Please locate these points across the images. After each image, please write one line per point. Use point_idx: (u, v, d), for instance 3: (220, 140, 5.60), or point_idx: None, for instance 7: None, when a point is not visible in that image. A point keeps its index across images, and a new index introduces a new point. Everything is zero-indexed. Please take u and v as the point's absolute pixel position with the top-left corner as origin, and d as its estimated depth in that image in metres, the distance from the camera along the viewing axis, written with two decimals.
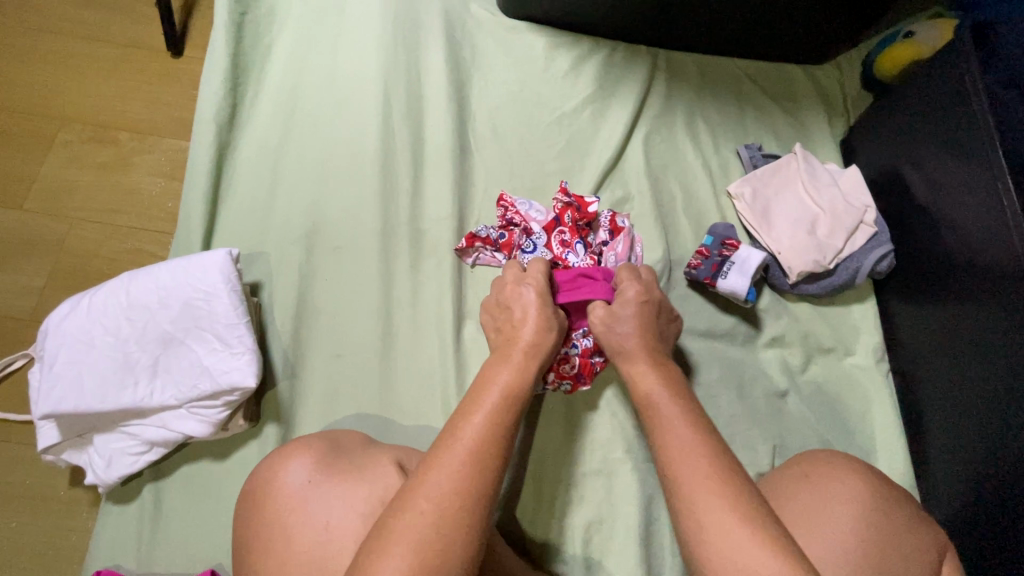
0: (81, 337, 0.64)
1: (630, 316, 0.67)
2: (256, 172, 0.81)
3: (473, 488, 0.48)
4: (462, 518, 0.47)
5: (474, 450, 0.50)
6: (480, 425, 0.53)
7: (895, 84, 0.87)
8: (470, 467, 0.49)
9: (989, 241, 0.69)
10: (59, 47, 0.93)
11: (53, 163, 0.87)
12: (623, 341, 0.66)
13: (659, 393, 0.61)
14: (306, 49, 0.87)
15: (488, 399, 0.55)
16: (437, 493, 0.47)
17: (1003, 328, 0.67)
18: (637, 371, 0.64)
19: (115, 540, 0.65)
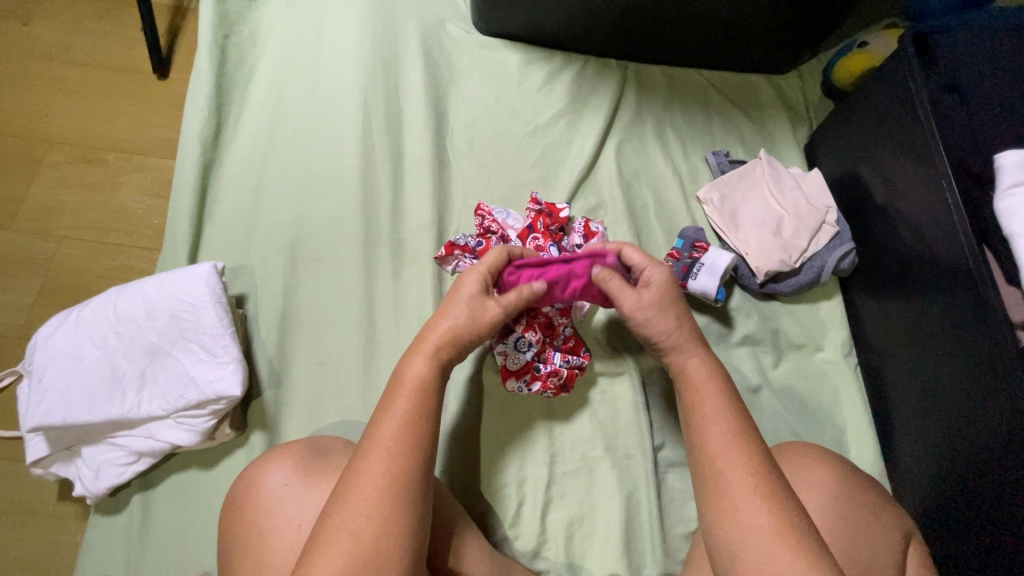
0: (69, 351, 0.66)
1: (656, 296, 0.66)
2: (241, 188, 0.84)
3: (392, 491, 0.49)
4: (387, 520, 0.48)
5: (390, 453, 0.51)
6: (394, 425, 0.53)
7: (852, 91, 0.91)
8: (387, 469, 0.50)
9: (938, 238, 0.73)
10: (47, 72, 0.96)
11: (42, 184, 0.89)
12: (658, 324, 0.65)
13: (698, 378, 0.63)
14: (288, 69, 0.90)
15: (403, 399, 0.55)
16: (358, 502, 0.49)
17: (955, 322, 0.70)
18: (676, 356, 0.65)
19: (104, 551, 0.66)
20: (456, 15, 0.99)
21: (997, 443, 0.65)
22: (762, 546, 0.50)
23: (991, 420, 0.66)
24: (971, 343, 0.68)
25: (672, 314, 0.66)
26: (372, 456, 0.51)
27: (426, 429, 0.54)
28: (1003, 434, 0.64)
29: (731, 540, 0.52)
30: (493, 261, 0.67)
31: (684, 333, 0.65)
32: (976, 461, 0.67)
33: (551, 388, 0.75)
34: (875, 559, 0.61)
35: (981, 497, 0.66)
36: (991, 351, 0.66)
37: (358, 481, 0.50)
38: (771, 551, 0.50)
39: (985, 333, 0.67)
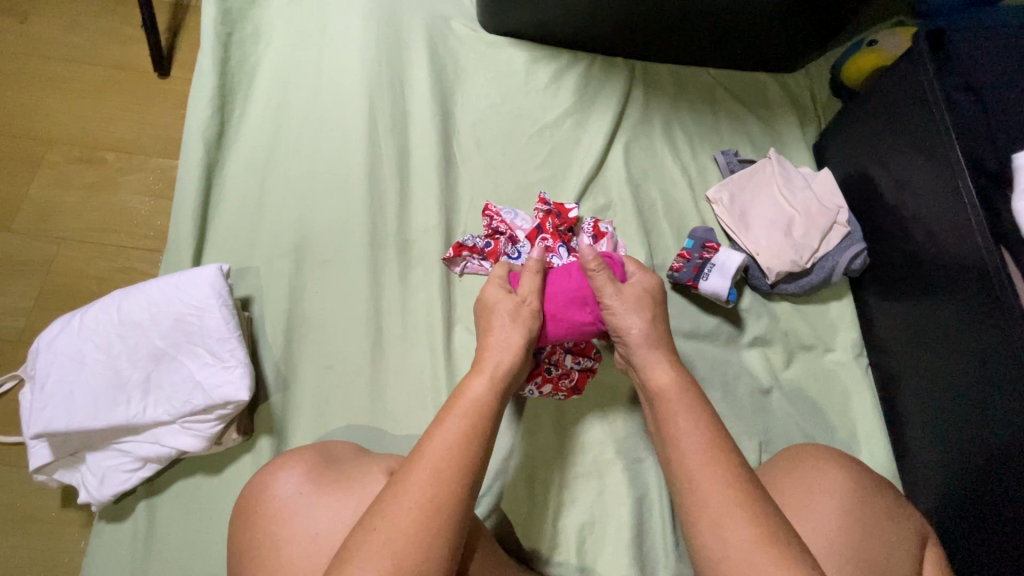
0: (73, 356, 0.64)
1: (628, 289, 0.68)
2: (245, 189, 0.82)
3: (436, 506, 0.48)
4: (427, 533, 0.47)
5: (440, 467, 0.50)
6: (447, 440, 0.52)
7: (862, 89, 0.91)
8: (437, 485, 0.49)
9: (952, 238, 0.72)
10: (45, 71, 0.94)
11: (41, 185, 0.88)
12: (623, 314, 0.66)
13: (669, 385, 0.61)
14: (292, 67, 0.89)
15: (460, 415, 0.54)
16: (406, 513, 0.48)
17: (970, 323, 0.70)
18: (642, 359, 0.64)
19: (109, 559, 0.65)
20: (461, 12, 0.98)
21: (1012, 446, 0.64)
22: (749, 559, 0.48)
23: (1008, 421, 0.65)
24: (986, 344, 0.68)
25: (646, 312, 0.66)
26: (423, 469, 0.50)
27: (479, 450, 0.53)
28: (1017, 435, 0.64)
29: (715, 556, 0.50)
30: (510, 271, 0.71)
31: (658, 332, 0.65)
32: (990, 462, 0.67)
33: (563, 390, 0.75)
34: (891, 563, 0.60)
35: (993, 499, 0.66)
36: (1008, 352, 0.65)
37: (406, 493, 0.49)
38: (759, 564, 0.48)
39: (1002, 335, 0.66)
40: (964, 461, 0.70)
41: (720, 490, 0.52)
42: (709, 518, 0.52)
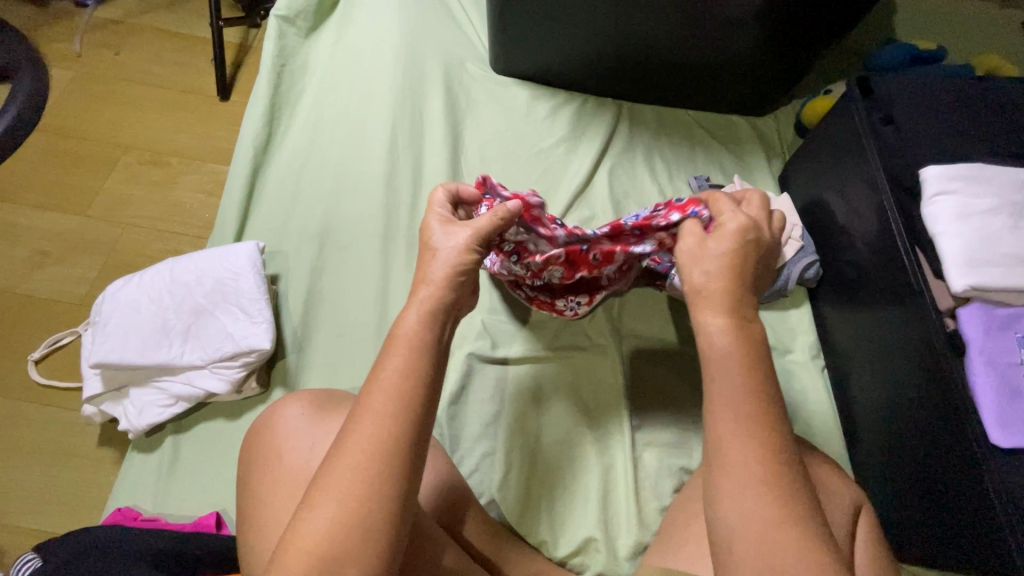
0: (131, 305, 0.78)
1: (704, 251, 0.59)
2: (282, 189, 0.98)
3: (380, 454, 0.49)
4: (375, 478, 0.48)
5: (382, 417, 0.50)
6: (387, 382, 0.51)
7: (814, 130, 1.00)
8: (379, 423, 0.50)
9: (881, 253, 0.79)
10: (129, 92, 1.14)
11: (114, 180, 1.05)
12: (700, 277, 0.57)
13: (725, 345, 0.52)
14: (330, 93, 1.06)
15: (398, 354, 0.53)
16: (351, 460, 0.48)
17: (911, 330, 0.73)
18: (708, 314, 0.55)
19: (136, 484, 0.75)
20: (475, 55, 1.14)
21: (943, 438, 0.68)
22: (761, 541, 0.45)
23: (949, 422, 0.67)
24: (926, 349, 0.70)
25: (731, 264, 0.57)
26: (366, 415, 0.50)
27: (416, 385, 0.52)
28: (945, 429, 0.68)
29: (734, 535, 0.46)
30: (437, 223, 0.63)
31: (738, 288, 0.56)
32: (939, 461, 0.69)
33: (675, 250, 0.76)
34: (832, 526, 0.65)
35: (941, 493, 0.69)
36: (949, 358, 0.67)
37: (349, 440, 0.49)
38: (769, 544, 0.45)
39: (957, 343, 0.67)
40: (911, 459, 0.73)
41: (752, 465, 0.47)
42: (729, 494, 0.47)
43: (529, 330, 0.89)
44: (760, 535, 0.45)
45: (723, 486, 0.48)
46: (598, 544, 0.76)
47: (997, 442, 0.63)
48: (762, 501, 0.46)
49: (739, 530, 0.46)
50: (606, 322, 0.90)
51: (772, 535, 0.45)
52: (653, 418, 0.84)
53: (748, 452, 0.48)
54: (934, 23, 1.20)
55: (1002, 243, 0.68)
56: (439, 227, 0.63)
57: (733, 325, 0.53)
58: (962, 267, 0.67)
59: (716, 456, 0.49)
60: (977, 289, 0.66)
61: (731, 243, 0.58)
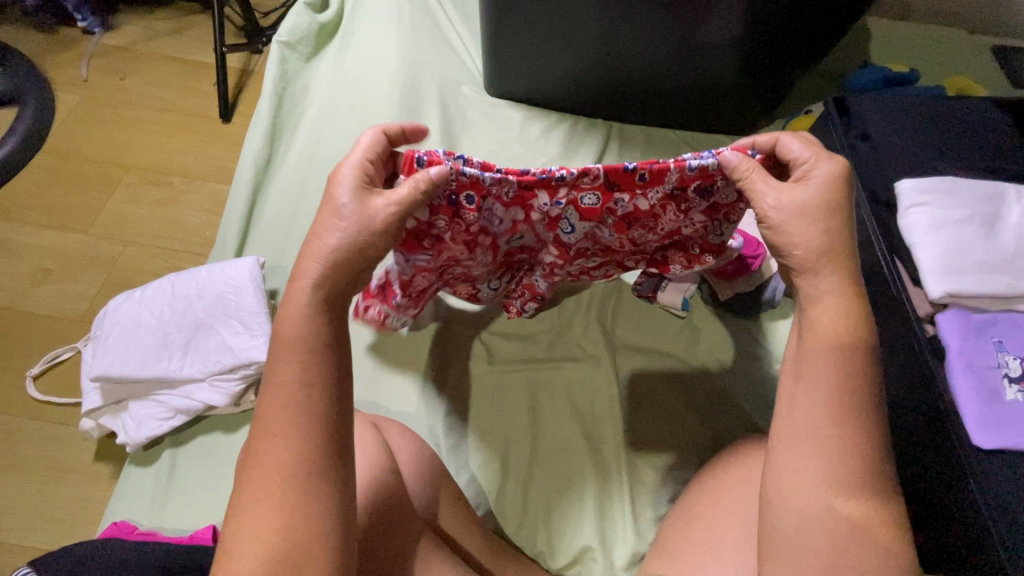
0: (132, 319, 0.79)
1: (791, 211, 0.56)
2: (282, 206, 1.00)
3: (292, 474, 0.50)
4: (293, 500, 0.49)
5: (285, 435, 0.50)
6: (282, 399, 0.51)
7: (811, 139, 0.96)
8: (294, 431, 0.50)
9: (858, 264, 0.82)
10: (133, 115, 1.17)
11: (117, 199, 1.07)
12: (798, 241, 0.56)
13: (834, 323, 0.54)
14: (328, 115, 1.09)
15: (290, 360, 0.52)
16: (264, 486, 0.50)
17: (899, 336, 0.74)
18: (812, 286, 0.56)
19: (135, 498, 0.75)
20: (470, 78, 1.18)
21: (933, 444, 0.69)
22: (823, 526, 0.50)
23: (940, 428, 0.68)
24: (916, 356, 0.71)
25: (825, 226, 0.55)
26: (272, 436, 0.51)
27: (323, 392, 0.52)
28: (935, 437, 0.69)
29: (799, 516, 0.51)
30: (347, 201, 0.56)
31: (836, 246, 0.55)
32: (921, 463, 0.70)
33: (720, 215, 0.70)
34: None
35: (929, 500, 0.69)
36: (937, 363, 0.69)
37: (258, 463, 0.50)
38: (831, 531, 0.50)
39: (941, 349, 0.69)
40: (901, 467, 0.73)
41: (830, 456, 0.51)
42: (799, 480, 0.51)
43: (523, 343, 0.91)
44: (824, 519, 0.51)
45: (799, 471, 0.52)
46: (596, 554, 0.77)
47: (981, 444, 0.63)
48: (830, 491, 0.51)
49: (804, 514, 0.51)
50: (599, 334, 0.92)
51: (835, 525, 0.50)
52: (650, 430, 0.85)
53: (831, 446, 0.51)
54: (907, 48, 1.26)
55: (974, 251, 0.71)
56: (351, 202, 0.56)
57: (841, 299, 0.54)
58: (938, 274, 0.70)
59: (797, 442, 0.52)
60: (953, 295, 0.69)
61: (810, 199, 0.56)
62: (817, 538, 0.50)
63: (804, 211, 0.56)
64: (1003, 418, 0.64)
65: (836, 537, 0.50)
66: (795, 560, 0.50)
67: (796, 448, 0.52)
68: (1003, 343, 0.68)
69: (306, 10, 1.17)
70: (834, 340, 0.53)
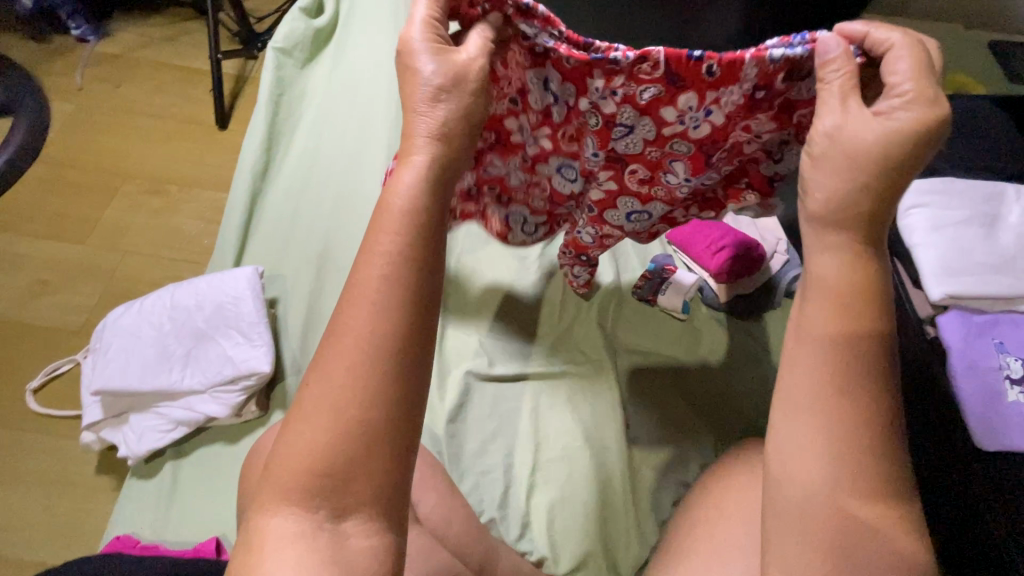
0: (131, 331, 0.79)
1: (854, 110, 0.46)
2: (280, 213, 1.00)
3: (372, 367, 0.41)
4: (362, 395, 0.41)
5: (374, 316, 0.42)
6: (381, 263, 0.43)
7: None
8: (369, 337, 0.42)
9: None
10: (130, 122, 1.16)
11: (114, 209, 1.06)
12: (857, 139, 0.45)
13: (834, 289, 0.47)
14: (326, 121, 1.09)
15: (388, 228, 0.44)
16: (337, 366, 0.41)
17: (902, 343, 0.76)
18: (834, 236, 0.48)
19: (136, 512, 0.75)
20: None
21: (935, 446, 0.69)
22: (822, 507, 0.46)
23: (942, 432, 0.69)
24: (921, 358, 0.73)
25: (907, 125, 0.44)
26: (357, 306, 0.42)
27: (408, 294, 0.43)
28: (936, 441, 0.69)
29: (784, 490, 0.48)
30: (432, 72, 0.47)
31: (910, 157, 0.45)
32: (947, 451, 0.69)
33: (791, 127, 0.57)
34: None
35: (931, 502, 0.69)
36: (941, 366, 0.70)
37: (337, 342, 0.42)
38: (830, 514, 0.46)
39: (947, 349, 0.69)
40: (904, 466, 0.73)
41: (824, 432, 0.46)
42: (793, 453, 0.47)
43: (524, 349, 0.91)
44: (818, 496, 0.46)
45: (793, 443, 0.48)
46: (598, 560, 0.77)
47: (980, 445, 0.64)
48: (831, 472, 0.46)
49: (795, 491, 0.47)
50: (601, 337, 0.91)
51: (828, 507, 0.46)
52: (652, 433, 0.85)
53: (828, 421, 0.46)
54: None
55: (975, 252, 0.71)
56: (432, 80, 0.47)
57: (845, 260, 0.47)
58: (939, 276, 0.69)
59: (789, 408, 0.48)
60: (953, 297, 0.69)
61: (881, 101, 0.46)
62: (819, 541, 0.46)
63: (860, 123, 0.46)
64: (1004, 419, 0.64)
65: (837, 525, 0.46)
66: (793, 566, 0.47)
67: (791, 418, 0.48)
68: (1004, 344, 0.68)
69: (301, 15, 1.17)
70: (836, 302, 0.47)
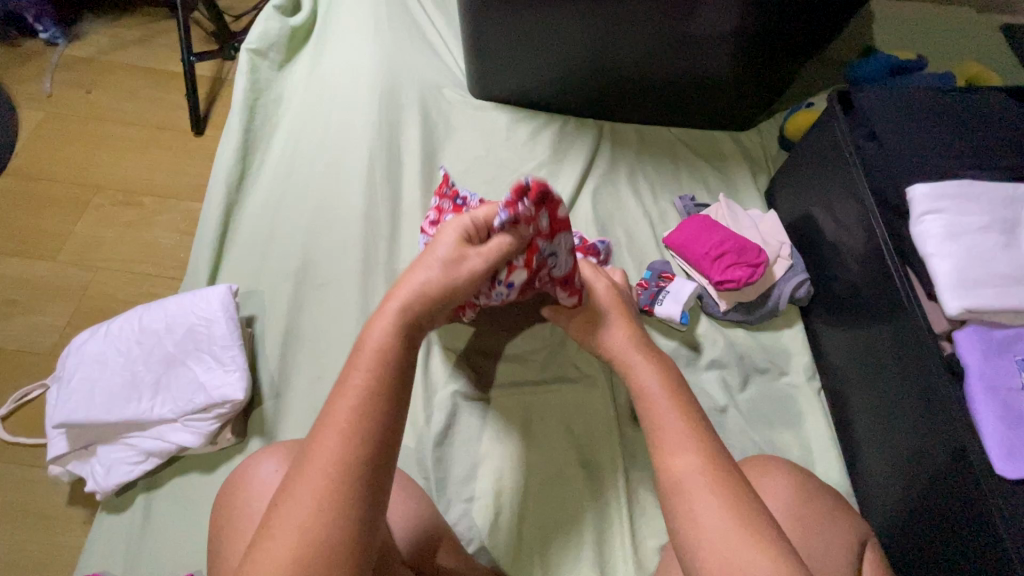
0: (98, 358, 0.75)
1: (605, 304, 0.70)
2: (256, 226, 0.95)
3: (344, 484, 0.44)
4: (332, 510, 0.43)
5: (345, 435, 0.46)
6: (353, 398, 0.48)
7: (818, 130, 0.89)
8: (346, 441, 0.46)
9: (865, 275, 0.78)
10: (101, 130, 1.12)
11: (86, 223, 1.02)
12: (602, 339, 0.68)
13: (659, 391, 0.60)
14: (304, 126, 1.03)
15: (361, 367, 0.50)
16: (309, 485, 0.44)
17: (908, 358, 0.70)
18: (634, 364, 0.64)
19: (106, 548, 0.71)
20: (452, 81, 1.12)
21: (953, 468, 0.64)
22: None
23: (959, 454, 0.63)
24: (928, 375, 0.67)
25: (629, 325, 0.68)
26: (329, 429, 0.46)
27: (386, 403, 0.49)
28: (954, 463, 0.64)
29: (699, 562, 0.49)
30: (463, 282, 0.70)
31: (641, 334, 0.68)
32: (962, 476, 0.63)
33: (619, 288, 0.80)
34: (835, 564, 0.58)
35: (947, 530, 0.65)
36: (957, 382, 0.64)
37: (309, 460, 0.45)
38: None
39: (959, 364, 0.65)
40: (918, 487, 0.69)
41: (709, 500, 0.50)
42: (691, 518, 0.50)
43: (514, 364, 0.86)
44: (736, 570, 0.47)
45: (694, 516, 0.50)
46: None
47: (1003, 472, 0.59)
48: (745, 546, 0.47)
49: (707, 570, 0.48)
50: (595, 352, 0.87)
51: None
52: (651, 453, 0.81)
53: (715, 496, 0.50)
54: (912, 32, 1.20)
55: (993, 263, 0.66)
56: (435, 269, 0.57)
57: (661, 375, 0.62)
58: (955, 289, 0.65)
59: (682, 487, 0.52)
60: (971, 311, 0.64)
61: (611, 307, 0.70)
62: None
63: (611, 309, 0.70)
64: None
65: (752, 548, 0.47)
66: None
67: (681, 493, 0.52)
68: None
69: (275, 14, 1.11)
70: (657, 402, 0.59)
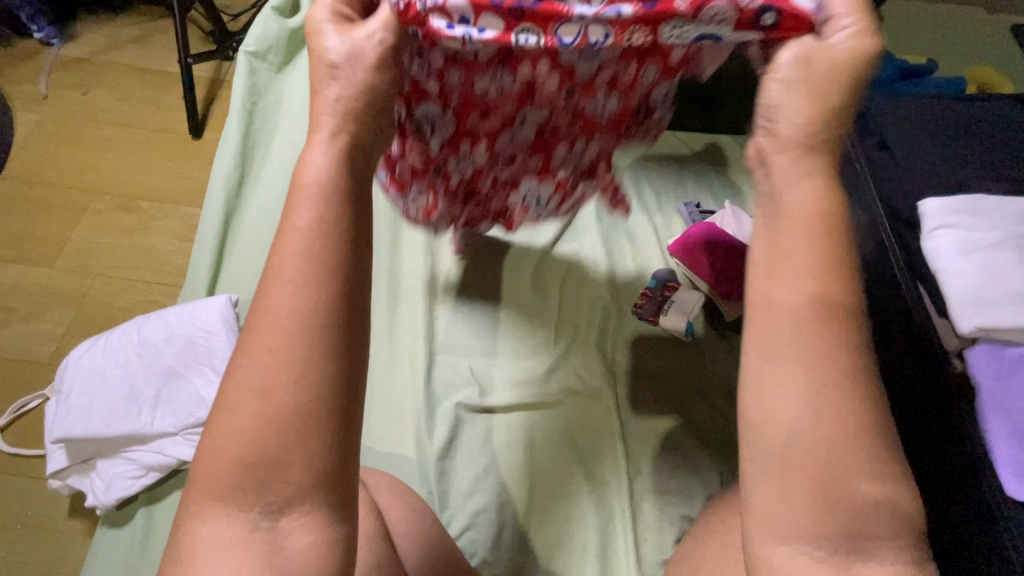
0: (96, 371, 0.74)
1: (812, 74, 0.38)
2: (257, 233, 0.94)
3: (306, 365, 0.33)
4: (293, 397, 0.33)
5: (300, 303, 0.34)
6: (299, 242, 0.34)
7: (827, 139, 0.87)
8: (299, 303, 0.34)
9: (873, 289, 0.77)
10: (97, 133, 1.10)
11: (83, 228, 1.00)
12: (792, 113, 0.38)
13: (840, 200, 0.37)
14: (304, 130, 1.02)
15: (307, 202, 0.35)
16: (261, 358, 0.34)
17: (910, 376, 0.70)
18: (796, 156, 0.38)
19: (107, 564, 0.70)
20: None
21: (955, 488, 0.64)
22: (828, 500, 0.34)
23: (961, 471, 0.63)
24: (932, 392, 0.67)
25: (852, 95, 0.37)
26: (280, 283, 0.34)
27: (344, 248, 0.35)
28: (955, 483, 0.64)
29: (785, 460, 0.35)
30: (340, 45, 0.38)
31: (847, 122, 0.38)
32: (962, 497, 0.63)
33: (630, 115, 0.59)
34: None
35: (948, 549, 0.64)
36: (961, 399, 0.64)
37: (260, 324, 0.34)
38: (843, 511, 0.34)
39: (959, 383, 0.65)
40: (916, 504, 0.68)
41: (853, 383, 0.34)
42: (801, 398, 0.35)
43: (516, 374, 0.86)
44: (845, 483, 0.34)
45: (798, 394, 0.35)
46: None
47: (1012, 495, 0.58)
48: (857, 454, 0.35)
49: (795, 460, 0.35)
50: (599, 362, 0.86)
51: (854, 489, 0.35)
52: (656, 464, 0.80)
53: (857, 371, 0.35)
54: (922, 35, 1.18)
55: (1012, 280, 0.64)
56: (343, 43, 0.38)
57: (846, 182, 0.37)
58: (968, 307, 0.64)
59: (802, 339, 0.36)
60: (984, 330, 0.63)
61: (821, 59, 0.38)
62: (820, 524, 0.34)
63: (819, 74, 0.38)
64: None
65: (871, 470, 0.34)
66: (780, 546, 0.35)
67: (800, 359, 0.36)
68: None
69: (273, 15, 1.09)
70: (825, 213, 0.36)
